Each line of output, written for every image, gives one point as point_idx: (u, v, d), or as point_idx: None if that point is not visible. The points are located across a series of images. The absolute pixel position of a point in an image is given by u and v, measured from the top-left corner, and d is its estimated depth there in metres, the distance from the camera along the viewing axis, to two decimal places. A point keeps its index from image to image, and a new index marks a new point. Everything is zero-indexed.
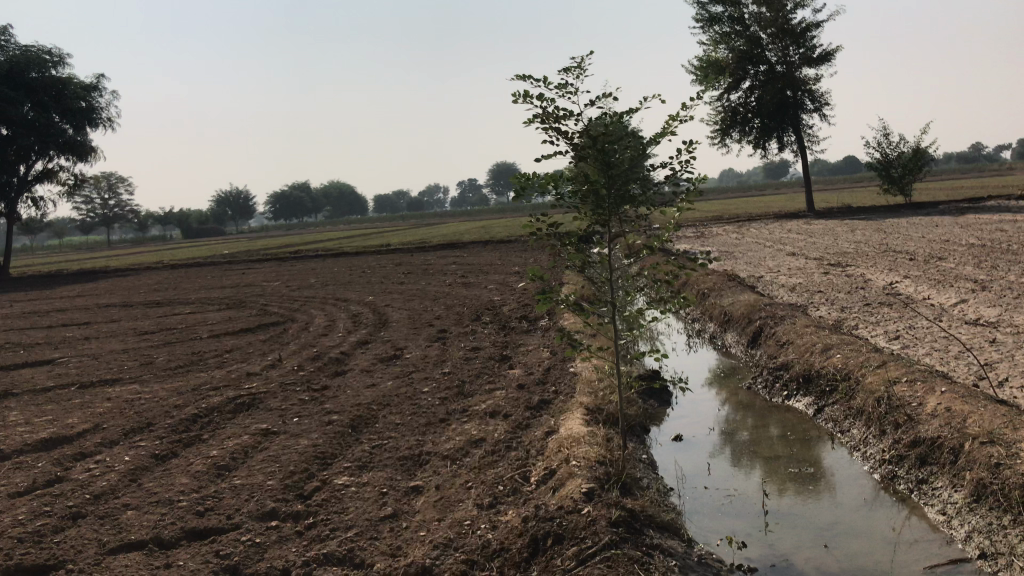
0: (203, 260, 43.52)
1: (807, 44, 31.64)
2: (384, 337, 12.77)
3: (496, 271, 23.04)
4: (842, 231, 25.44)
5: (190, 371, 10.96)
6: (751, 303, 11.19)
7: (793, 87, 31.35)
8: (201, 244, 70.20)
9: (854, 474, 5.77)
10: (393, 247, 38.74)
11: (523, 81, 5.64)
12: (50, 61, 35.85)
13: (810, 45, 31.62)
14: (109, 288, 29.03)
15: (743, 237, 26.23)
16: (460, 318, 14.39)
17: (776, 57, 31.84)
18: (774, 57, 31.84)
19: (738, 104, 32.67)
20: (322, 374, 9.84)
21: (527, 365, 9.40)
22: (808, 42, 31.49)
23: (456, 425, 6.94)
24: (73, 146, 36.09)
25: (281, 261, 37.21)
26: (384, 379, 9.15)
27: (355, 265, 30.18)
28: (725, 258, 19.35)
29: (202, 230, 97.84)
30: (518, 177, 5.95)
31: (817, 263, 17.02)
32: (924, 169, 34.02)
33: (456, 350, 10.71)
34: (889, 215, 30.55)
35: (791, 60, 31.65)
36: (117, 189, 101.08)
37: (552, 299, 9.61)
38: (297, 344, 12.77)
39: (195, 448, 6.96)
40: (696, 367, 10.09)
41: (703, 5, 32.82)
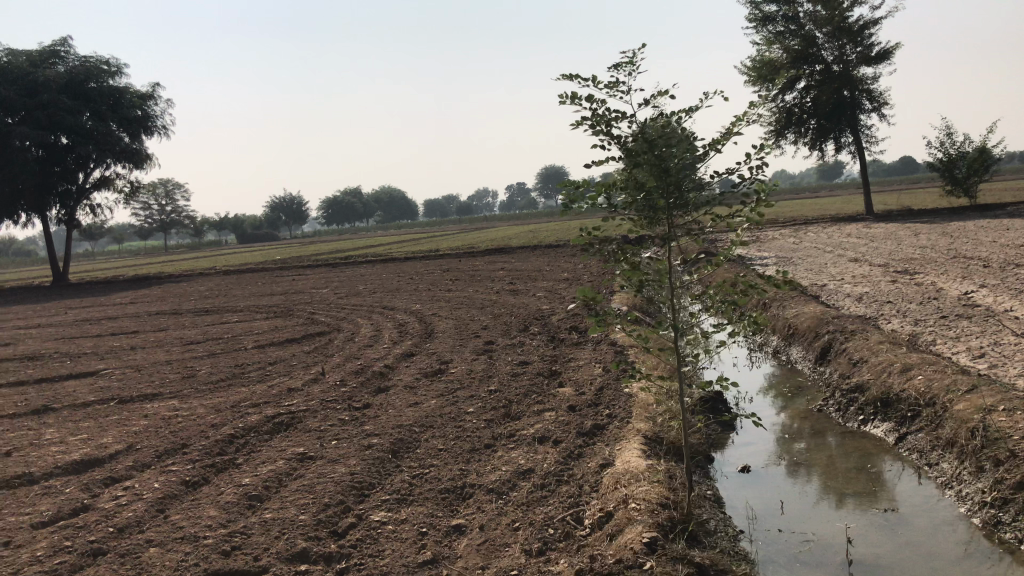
0: (254, 266, 43.80)
1: (864, 43, 30.55)
2: (429, 349, 12.36)
3: (543, 278, 22.52)
4: (905, 235, 24.41)
5: (231, 386, 10.66)
6: (817, 315, 10.51)
7: (850, 87, 30.32)
8: (253, 249, 70.98)
9: (949, 518, 5.13)
10: (441, 252, 38.50)
11: (570, 79, 5.14)
12: (107, 71, 36.44)
13: (868, 43, 30.53)
14: (160, 295, 29.20)
15: (801, 241, 25.36)
16: (507, 328, 13.91)
17: (832, 57, 30.82)
18: (831, 56, 30.83)
19: (793, 105, 31.68)
20: (364, 391, 9.45)
21: (577, 382, 8.88)
22: (865, 40, 30.41)
23: (502, 452, 6.45)
24: (130, 153, 36.54)
25: (330, 267, 37.24)
26: (427, 396, 8.71)
27: (403, 271, 29.95)
28: (783, 265, 18.58)
29: (255, 236, 99.18)
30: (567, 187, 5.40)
31: (882, 270, 16.19)
32: (991, 170, 32.60)
33: (503, 365, 10.24)
34: (954, 219, 29.31)
35: (848, 59, 30.59)
36: (174, 196, 103.02)
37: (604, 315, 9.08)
38: (340, 356, 12.43)
39: (226, 474, 6.59)
40: (759, 384, 9.46)
41: (756, 4, 31.89)
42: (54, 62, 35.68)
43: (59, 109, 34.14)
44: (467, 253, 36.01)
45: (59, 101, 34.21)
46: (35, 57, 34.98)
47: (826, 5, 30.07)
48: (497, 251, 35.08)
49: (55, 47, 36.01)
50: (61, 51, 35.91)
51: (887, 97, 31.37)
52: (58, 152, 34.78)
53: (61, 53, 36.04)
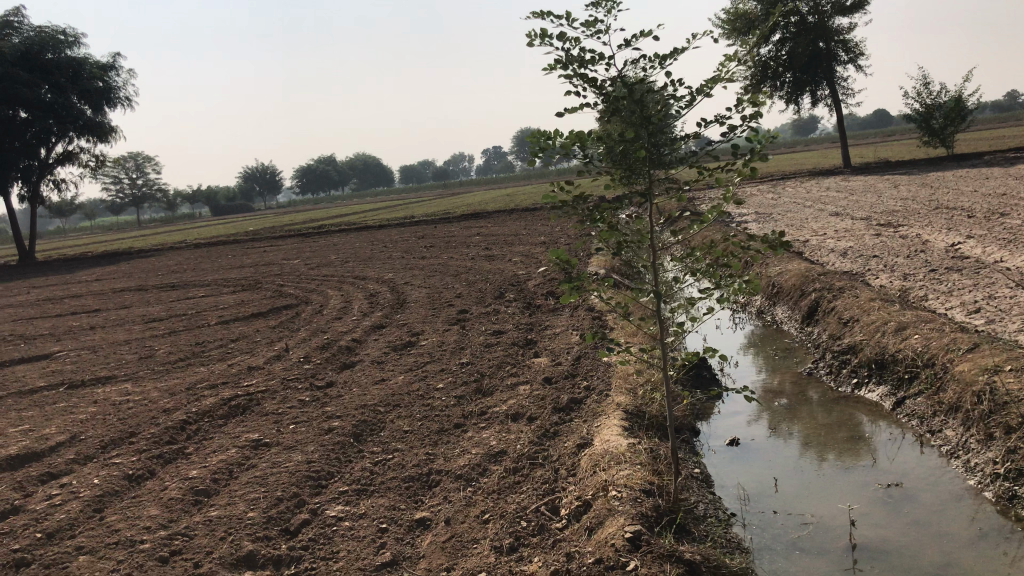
0: (224, 238, 42.88)
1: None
2: (400, 320, 11.82)
3: (519, 243, 21.95)
4: (885, 187, 24.06)
5: (190, 366, 10.09)
6: (803, 272, 10.06)
7: (826, 38, 29.72)
8: (226, 222, 69.82)
9: (956, 492, 4.70)
10: (415, 218, 37.83)
11: (541, 16, 4.53)
12: (64, 42, 35.13)
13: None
14: (127, 271, 28.39)
15: (780, 197, 24.95)
16: (481, 296, 13.38)
17: (808, 7, 30.14)
18: (806, 7, 30.13)
19: (769, 58, 31.07)
20: (328, 367, 8.91)
21: (554, 352, 8.38)
22: None
23: (472, 432, 5.96)
24: (92, 126, 35.37)
25: (303, 237, 36.50)
26: (395, 372, 8.19)
27: (377, 239, 29.29)
28: (762, 222, 18.15)
29: (229, 207, 97.68)
30: (535, 138, 4.81)
31: (865, 223, 15.78)
32: (969, 119, 32.18)
33: (476, 335, 9.72)
34: (932, 169, 29.00)
35: (823, 10, 29.96)
36: (145, 169, 101.09)
37: (581, 282, 8.57)
38: (307, 330, 11.87)
39: (173, 466, 6.06)
40: (742, 345, 9.04)
41: None
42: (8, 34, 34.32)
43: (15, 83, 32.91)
44: (442, 219, 35.40)
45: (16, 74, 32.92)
46: None
47: None
48: (473, 216, 34.47)
49: (8, 17, 34.62)
50: (15, 20, 34.50)
51: (864, 48, 30.82)
52: (17, 127, 33.55)
53: (15, 23, 34.67)
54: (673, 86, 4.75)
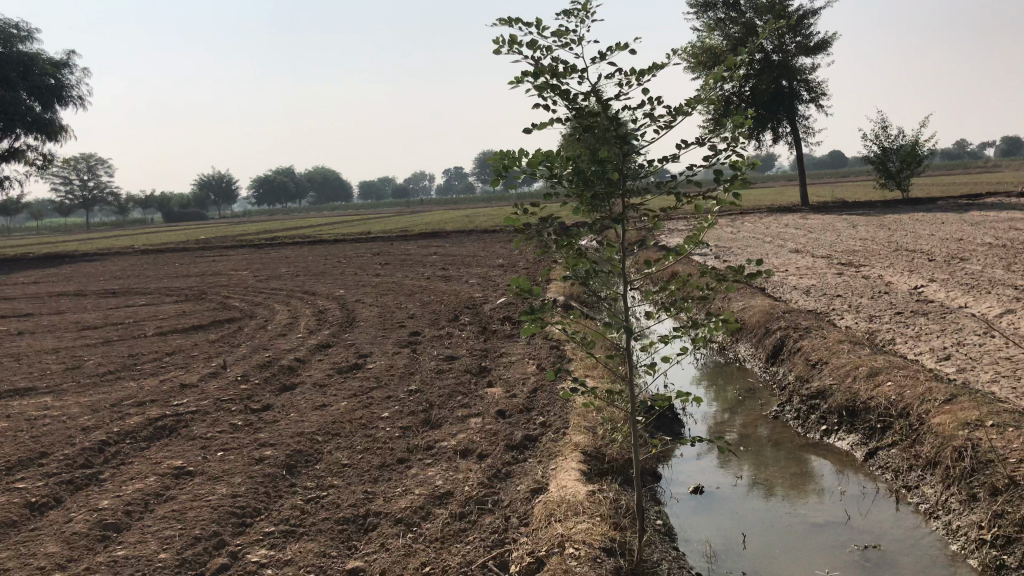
0: (174, 245, 41.72)
1: (803, 33, 30.35)
2: (349, 340, 11.28)
3: (477, 265, 21.54)
4: (843, 227, 24.17)
5: (119, 380, 9.42)
6: (766, 309, 9.79)
7: (789, 77, 30.04)
8: (178, 229, 68.25)
9: (937, 559, 4.35)
10: (373, 234, 37.23)
11: (510, 21, 4.14)
12: (17, 36, 34.04)
13: (807, 33, 30.33)
14: (68, 276, 27.30)
15: (740, 231, 24.94)
16: (435, 317, 12.91)
17: (772, 46, 30.46)
18: (770, 46, 30.45)
19: (733, 93, 31.29)
20: (267, 389, 8.35)
21: (508, 382, 7.94)
22: (804, 30, 30.18)
23: (416, 469, 5.48)
24: (41, 124, 34.15)
25: (255, 248, 35.66)
26: (338, 397, 7.67)
27: (331, 254, 28.64)
28: (723, 256, 18.00)
29: (183, 215, 95.74)
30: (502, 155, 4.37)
31: (826, 261, 15.67)
32: (924, 164, 32.75)
33: (428, 360, 9.22)
34: (888, 211, 29.32)
35: (787, 49, 30.29)
36: (97, 171, 98.72)
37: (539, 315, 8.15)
38: (250, 346, 11.25)
39: (82, 494, 5.44)
40: (703, 383, 8.69)
41: None
42: None
43: None
44: (399, 237, 34.86)
45: None
46: None
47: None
48: (431, 235, 34.01)
49: None
50: None
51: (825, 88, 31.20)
52: None
53: None
54: (650, 105, 4.36)
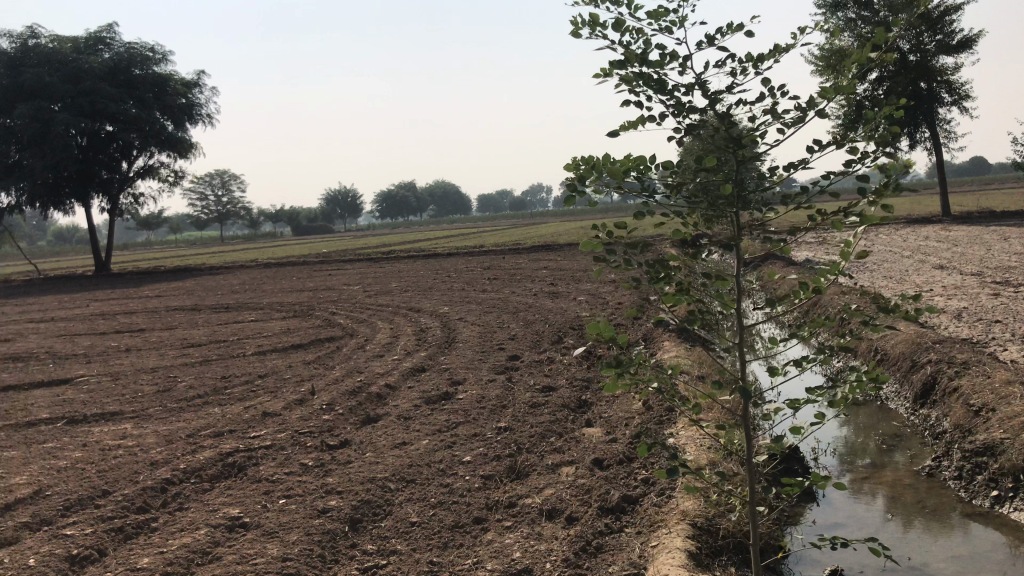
0: (294, 258, 42.66)
1: (944, 30, 28.08)
2: (444, 363, 10.62)
3: (587, 280, 20.67)
4: (992, 239, 22.04)
5: (206, 405, 9.07)
6: (911, 338, 8.54)
7: (927, 79, 27.86)
8: (302, 242, 70.32)
9: None
10: (485, 248, 36.91)
11: (591, 0, 3.30)
12: (151, 59, 35.51)
13: (948, 31, 28.10)
14: (190, 289, 28.02)
15: (872, 244, 23.14)
16: (537, 339, 12.13)
17: (909, 45, 28.33)
18: (906, 45, 28.32)
19: (864, 97, 29.29)
20: (350, 420, 7.76)
21: (609, 420, 7.06)
22: (945, 28, 27.93)
23: (492, 534, 4.69)
24: (173, 142, 35.27)
25: (371, 261, 35.93)
26: (422, 432, 7.00)
27: (442, 268, 28.41)
28: (854, 273, 16.53)
29: (309, 228, 98.91)
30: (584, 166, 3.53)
31: (975, 279, 14.03)
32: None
33: (522, 391, 8.43)
34: None
35: (926, 48, 28.08)
36: (230, 187, 103.29)
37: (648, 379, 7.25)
38: (342, 369, 10.75)
39: (127, 547, 4.91)
40: (838, 425, 7.57)
41: None
42: (100, 49, 34.85)
43: (102, 98, 33.25)
44: (511, 250, 34.39)
45: (102, 89, 33.31)
46: (80, 45, 34.33)
47: None
48: (544, 248, 33.39)
49: (100, 33, 35.24)
50: (106, 38, 35.13)
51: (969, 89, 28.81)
52: (101, 142, 33.77)
53: (106, 39, 35.19)
54: (775, 100, 3.39)
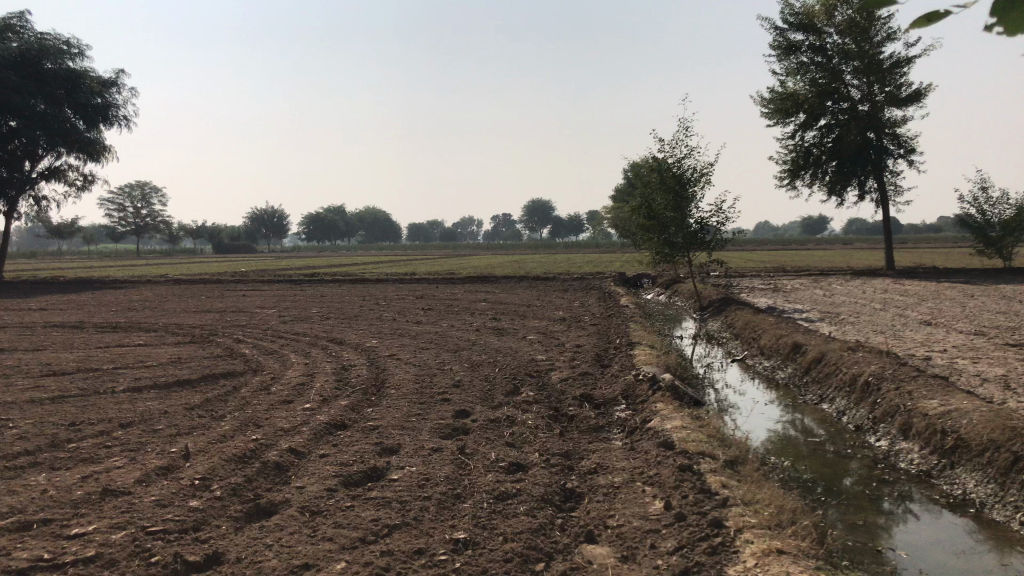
0: (205, 276, 39.41)
1: (895, 82, 28.20)
2: (370, 420, 8.09)
3: (535, 317, 18.43)
4: (954, 295, 20.83)
5: (24, 472, 6.36)
6: (991, 416, 6.53)
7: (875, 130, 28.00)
8: (219, 261, 66.28)
9: None
10: (416, 276, 34.58)
11: None
12: (65, 52, 31.91)
13: (898, 83, 28.23)
14: (80, 303, 24.79)
15: (831, 297, 21.79)
16: (488, 389, 9.75)
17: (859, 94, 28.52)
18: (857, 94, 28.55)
19: (812, 143, 29.67)
20: (230, 514, 5.25)
21: (618, 532, 4.74)
22: (897, 79, 28.11)
23: None
24: (85, 144, 32.01)
25: (291, 283, 33.21)
26: (339, 544, 4.57)
27: (369, 295, 25.80)
28: (836, 325, 14.75)
29: (232, 247, 94.36)
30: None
31: (985, 340, 12.34)
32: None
33: (481, 471, 6.04)
34: (992, 280, 25.88)
35: (875, 99, 28.34)
36: (150, 199, 97.71)
37: (694, 509, 4.85)
38: (234, 421, 8.13)
39: None
40: (920, 532, 5.40)
41: (779, 31, 29.56)
42: (8, 37, 30.93)
43: (6, 89, 29.46)
44: (445, 279, 32.09)
45: (8, 79, 29.48)
46: None
47: (857, 38, 27.63)
48: (482, 279, 31.15)
49: (9, 19, 31.28)
50: (16, 24, 31.20)
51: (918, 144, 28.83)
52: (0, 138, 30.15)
53: (16, 26, 31.25)
54: None
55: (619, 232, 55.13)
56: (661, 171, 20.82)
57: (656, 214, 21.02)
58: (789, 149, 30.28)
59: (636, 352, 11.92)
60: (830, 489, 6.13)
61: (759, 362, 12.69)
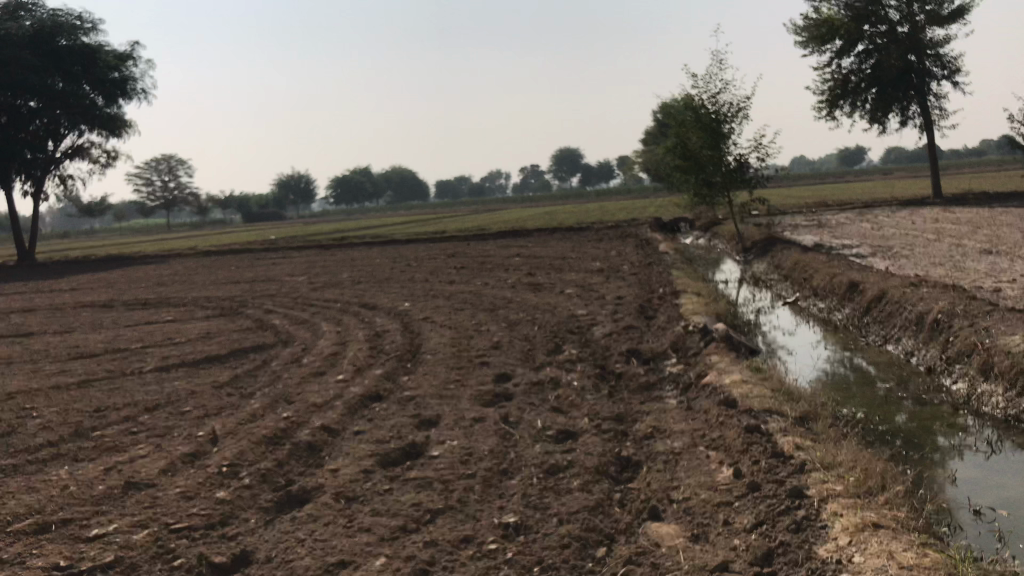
0: (237, 246, 39.28)
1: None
2: (407, 389, 7.65)
3: (572, 269, 17.85)
4: (1008, 221, 19.83)
5: (47, 466, 6.02)
6: None
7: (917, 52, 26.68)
8: (250, 229, 66.23)
9: None
10: (447, 233, 34.08)
11: None
12: (79, 28, 31.44)
13: (939, 1, 26.80)
14: (113, 280, 24.67)
15: (877, 230, 20.89)
16: (528, 349, 9.26)
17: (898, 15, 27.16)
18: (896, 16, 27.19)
19: (850, 71, 28.40)
20: (260, 504, 4.85)
21: (684, 507, 4.25)
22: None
23: None
24: (106, 121, 31.69)
25: (322, 248, 32.90)
26: (377, 534, 4.15)
27: (401, 256, 25.35)
28: (889, 259, 14.00)
29: (263, 216, 94.43)
30: None
31: None
32: None
33: (529, 442, 5.58)
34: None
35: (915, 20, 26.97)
36: (179, 172, 97.91)
37: (768, 477, 4.36)
38: (265, 398, 7.75)
39: None
40: (1018, 484, 4.85)
41: None
42: (21, 16, 30.44)
43: (24, 70, 29.11)
44: (477, 235, 31.55)
45: (25, 60, 29.11)
46: None
47: None
48: (514, 233, 30.55)
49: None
50: (28, 3, 30.67)
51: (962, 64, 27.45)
52: (23, 120, 29.91)
53: (28, 5, 30.76)
54: None
55: (651, 176, 53.99)
56: (693, 109, 19.95)
57: (692, 154, 20.20)
58: (826, 79, 29.03)
59: (681, 301, 11.34)
60: (910, 442, 5.59)
61: (812, 304, 12.03)
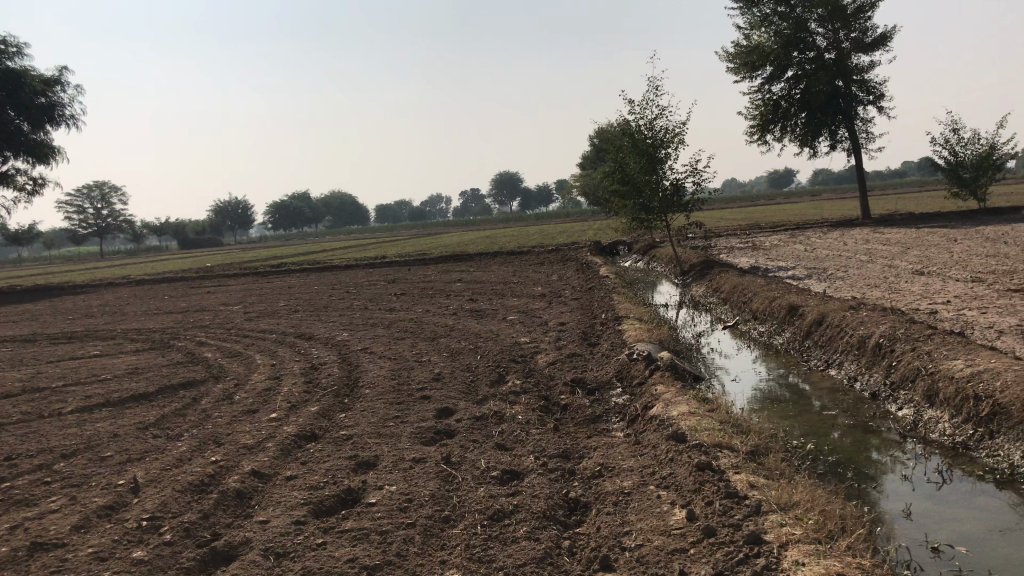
0: (171, 274, 38.22)
1: (860, 27, 27.54)
2: (343, 428, 7.30)
3: (514, 295, 17.67)
4: (937, 241, 20.30)
5: None
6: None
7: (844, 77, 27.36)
8: (185, 256, 64.70)
9: None
10: (387, 259, 33.66)
11: None
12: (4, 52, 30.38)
13: (863, 28, 27.53)
14: (37, 312, 23.66)
15: (812, 251, 21.20)
16: (469, 381, 8.98)
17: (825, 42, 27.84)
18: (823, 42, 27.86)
19: (781, 96, 28.99)
20: (180, 564, 4.47)
21: (637, 555, 4.03)
22: (861, 24, 27.44)
23: None
24: (32, 147, 30.63)
25: (259, 275, 32.17)
26: None
27: (340, 283, 24.87)
28: (826, 281, 14.12)
29: (199, 242, 92.40)
30: None
31: (985, 287, 11.73)
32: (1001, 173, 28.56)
33: (472, 485, 5.29)
34: (970, 223, 25.43)
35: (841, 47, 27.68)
36: (110, 198, 95.41)
37: (722, 520, 4.16)
38: (191, 441, 7.32)
39: None
40: (970, 514, 4.76)
41: None
42: None
43: None
44: (417, 260, 31.19)
45: None
46: None
47: None
48: (455, 257, 30.31)
49: None
50: None
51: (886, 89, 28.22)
52: None
53: None
54: None
55: (590, 199, 54.36)
56: (631, 133, 20.03)
57: (629, 178, 20.26)
58: (758, 103, 29.57)
59: (624, 327, 11.21)
60: (861, 473, 5.48)
61: (753, 327, 12.01)
